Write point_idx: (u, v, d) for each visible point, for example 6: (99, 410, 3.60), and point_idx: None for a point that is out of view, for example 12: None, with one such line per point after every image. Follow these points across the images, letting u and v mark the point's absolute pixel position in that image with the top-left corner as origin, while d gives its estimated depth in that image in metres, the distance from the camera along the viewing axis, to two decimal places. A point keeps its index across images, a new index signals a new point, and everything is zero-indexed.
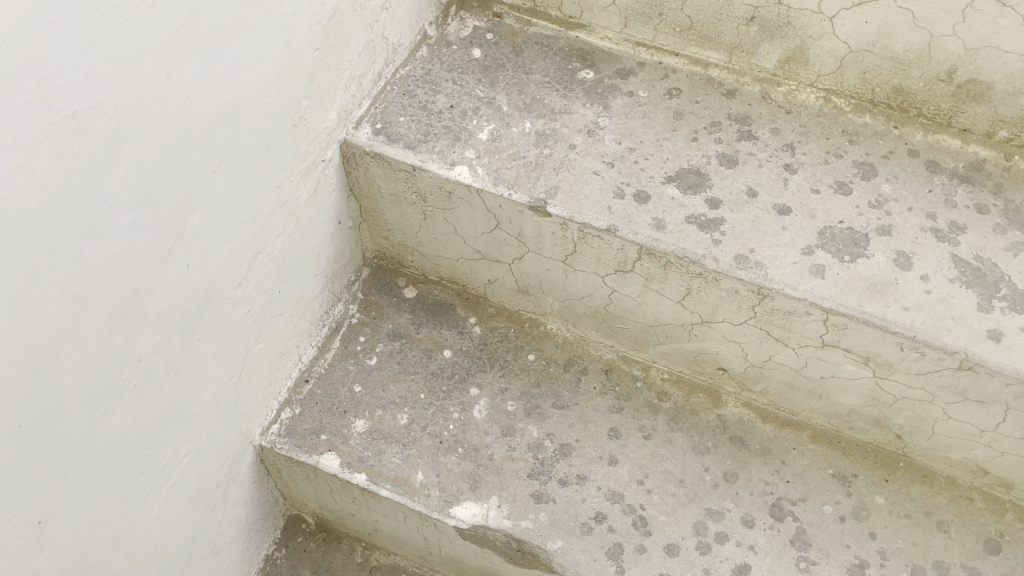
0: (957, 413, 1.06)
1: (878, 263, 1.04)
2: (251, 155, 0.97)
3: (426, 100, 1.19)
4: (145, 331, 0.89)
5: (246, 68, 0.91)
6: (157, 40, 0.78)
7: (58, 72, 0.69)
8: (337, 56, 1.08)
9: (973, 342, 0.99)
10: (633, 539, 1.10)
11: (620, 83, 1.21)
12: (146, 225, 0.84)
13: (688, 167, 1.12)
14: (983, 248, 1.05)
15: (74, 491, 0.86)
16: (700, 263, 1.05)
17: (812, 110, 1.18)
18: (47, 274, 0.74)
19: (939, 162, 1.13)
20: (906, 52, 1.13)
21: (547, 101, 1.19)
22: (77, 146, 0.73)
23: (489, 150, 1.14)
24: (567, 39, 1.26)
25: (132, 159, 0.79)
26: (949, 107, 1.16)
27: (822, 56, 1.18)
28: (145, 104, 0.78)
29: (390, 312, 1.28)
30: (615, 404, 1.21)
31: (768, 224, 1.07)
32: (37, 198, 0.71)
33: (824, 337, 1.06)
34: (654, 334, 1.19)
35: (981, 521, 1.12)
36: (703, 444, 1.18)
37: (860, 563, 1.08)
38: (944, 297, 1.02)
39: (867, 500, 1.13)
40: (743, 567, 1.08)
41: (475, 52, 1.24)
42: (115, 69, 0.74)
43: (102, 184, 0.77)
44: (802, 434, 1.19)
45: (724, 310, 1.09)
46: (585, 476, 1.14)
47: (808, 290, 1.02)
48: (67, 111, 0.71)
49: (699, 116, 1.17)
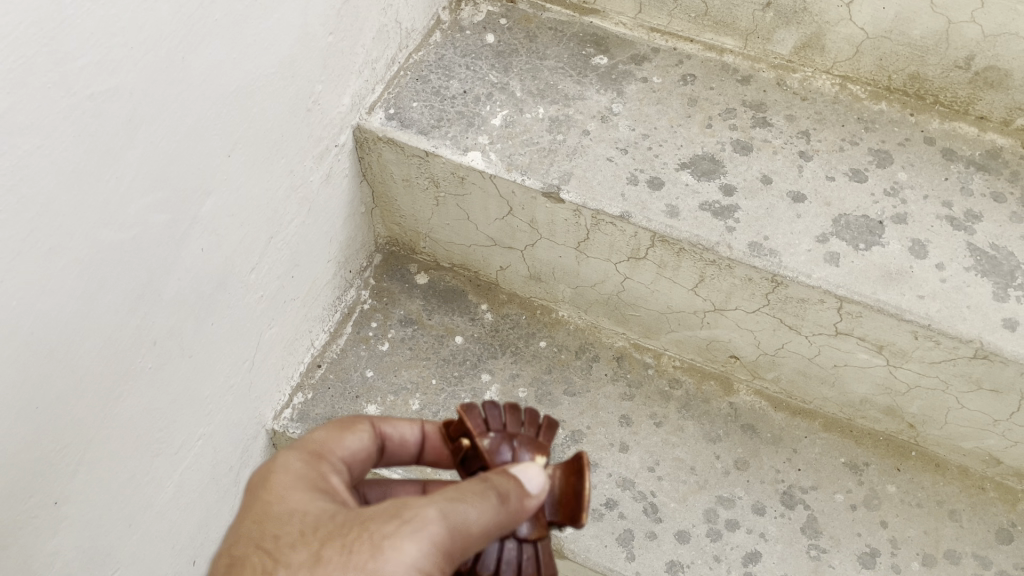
0: (971, 402, 1.06)
1: (893, 251, 1.03)
2: (265, 139, 0.97)
3: (439, 86, 1.19)
4: (161, 314, 0.89)
5: (261, 52, 0.91)
6: (173, 23, 0.78)
7: (76, 54, 0.69)
8: (350, 41, 1.07)
9: (988, 331, 0.98)
10: (644, 526, 1.10)
11: (634, 69, 1.21)
12: (162, 208, 0.85)
13: (702, 154, 1.12)
14: (998, 237, 1.04)
15: (90, 473, 0.86)
16: (713, 250, 1.04)
17: (828, 98, 1.18)
18: (64, 256, 0.75)
19: (955, 150, 1.12)
20: (924, 39, 1.12)
21: (560, 88, 1.18)
22: (94, 128, 0.73)
23: (502, 136, 1.13)
24: (581, 25, 1.26)
25: (148, 141, 0.79)
26: (966, 94, 1.15)
27: (839, 43, 1.17)
28: (161, 87, 0.79)
29: (402, 298, 1.29)
30: (626, 391, 1.21)
31: (782, 212, 1.07)
32: (55, 179, 0.71)
33: (838, 325, 1.05)
34: (666, 321, 1.19)
35: (993, 511, 1.11)
36: (715, 432, 1.17)
37: (871, 551, 1.08)
38: (959, 286, 1.01)
39: (878, 489, 1.13)
40: (754, 555, 1.08)
41: (488, 38, 1.24)
42: (132, 51, 0.74)
43: (118, 166, 0.77)
44: (814, 423, 1.19)
45: (737, 298, 1.09)
46: (596, 463, 1.15)
47: (823, 278, 1.02)
48: (84, 92, 0.71)
49: (714, 103, 1.17)
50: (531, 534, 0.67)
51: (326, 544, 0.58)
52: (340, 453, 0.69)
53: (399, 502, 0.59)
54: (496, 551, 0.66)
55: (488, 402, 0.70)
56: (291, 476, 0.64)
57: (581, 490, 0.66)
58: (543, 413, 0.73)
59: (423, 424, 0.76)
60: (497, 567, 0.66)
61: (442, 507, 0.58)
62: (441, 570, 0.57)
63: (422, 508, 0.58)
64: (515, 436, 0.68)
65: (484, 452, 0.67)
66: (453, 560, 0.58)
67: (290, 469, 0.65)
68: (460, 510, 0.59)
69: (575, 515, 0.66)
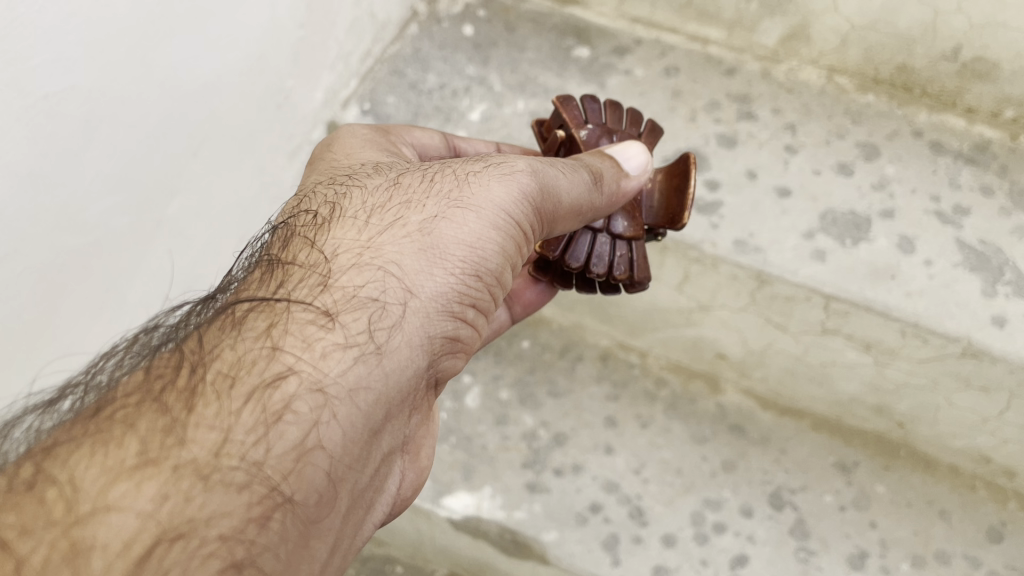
0: (961, 401, 1.04)
1: (880, 248, 1.01)
2: (234, 138, 0.94)
3: (415, 79, 1.15)
4: (126, 319, 0.88)
5: (228, 47, 0.87)
6: (136, 19, 0.74)
7: (31, 51, 0.66)
8: (322, 35, 1.04)
9: (977, 328, 0.95)
10: (630, 530, 1.08)
11: (616, 61, 1.18)
12: (127, 210, 0.81)
13: (686, 148, 1.09)
14: (987, 232, 1.02)
15: None
16: (698, 247, 1.01)
17: (814, 90, 1.15)
18: (20, 262, 0.71)
19: (944, 143, 1.10)
20: (910, 30, 1.09)
21: (541, 81, 1.15)
22: (49, 130, 0.70)
23: (481, 132, 1.11)
24: (561, 15, 1.22)
25: (109, 142, 0.76)
26: (954, 85, 1.12)
27: (825, 33, 1.14)
28: (121, 86, 0.75)
29: None
30: (611, 392, 1.18)
31: (768, 207, 1.04)
32: (8, 184, 0.68)
33: (825, 323, 1.02)
34: (651, 320, 1.16)
35: (984, 510, 1.09)
36: (702, 432, 1.15)
37: (860, 552, 1.07)
38: (947, 282, 0.98)
39: (868, 490, 1.10)
40: (742, 558, 1.07)
41: (466, 29, 1.20)
42: (89, 49, 0.71)
43: (76, 169, 0.74)
44: (802, 422, 1.16)
45: (723, 295, 1.06)
46: (580, 466, 1.12)
47: (809, 276, 0.99)
48: (39, 93, 0.68)
49: (698, 96, 1.14)
50: (625, 231, 0.86)
51: (402, 175, 0.72)
52: (410, 138, 0.88)
53: (485, 157, 0.74)
54: (589, 243, 0.85)
55: (592, 101, 0.89)
56: (357, 138, 0.82)
57: (679, 186, 0.87)
58: (644, 120, 0.91)
59: (499, 146, 0.96)
60: (588, 258, 0.85)
61: (524, 167, 0.72)
62: (527, 216, 0.71)
63: (507, 163, 0.72)
64: (614, 133, 0.88)
65: (582, 138, 0.86)
66: (544, 212, 0.72)
67: (356, 133, 0.83)
68: (539, 167, 0.72)
69: (671, 212, 0.86)
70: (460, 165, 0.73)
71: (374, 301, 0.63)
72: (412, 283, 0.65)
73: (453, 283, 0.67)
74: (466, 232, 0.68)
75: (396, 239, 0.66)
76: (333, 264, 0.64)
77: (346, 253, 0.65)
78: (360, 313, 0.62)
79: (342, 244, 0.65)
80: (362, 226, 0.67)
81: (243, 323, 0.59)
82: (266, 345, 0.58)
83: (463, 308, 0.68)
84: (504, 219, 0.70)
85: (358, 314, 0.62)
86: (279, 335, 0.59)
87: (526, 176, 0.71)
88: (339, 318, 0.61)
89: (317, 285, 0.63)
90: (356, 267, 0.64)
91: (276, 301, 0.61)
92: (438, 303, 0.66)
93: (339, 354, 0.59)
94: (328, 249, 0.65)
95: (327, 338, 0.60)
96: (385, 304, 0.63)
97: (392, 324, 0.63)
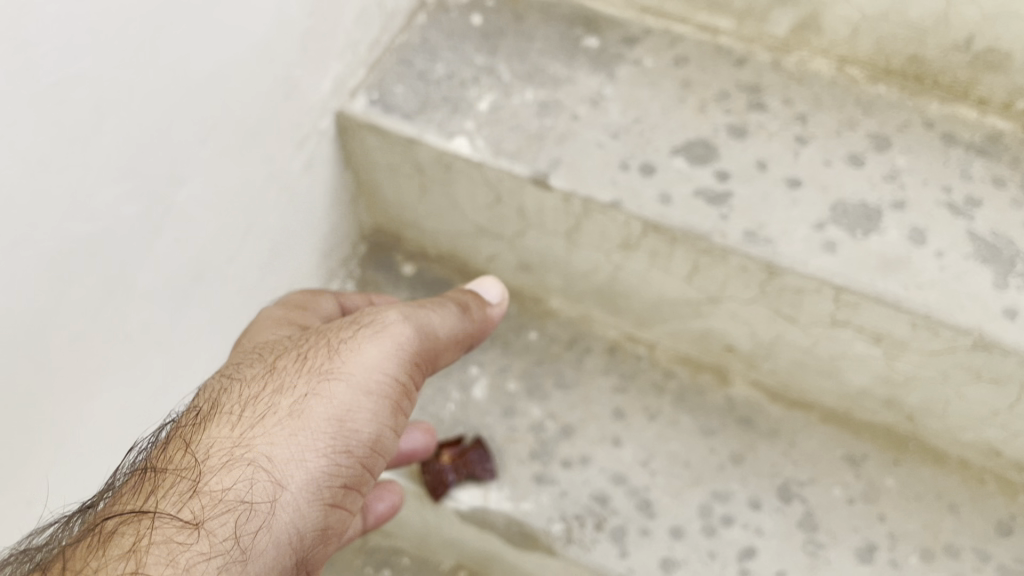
0: (971, 394, 1.03)
1: (892, 239, 1.00)
2: (241, 127, 0.93)
3: (423, 69, 1.15)
4: (133, 308, 0.87)
5: (235, 35, 0.87)
6: (145, 7, 0.74)
7: (41, 39, 0.65)
8: (330, 24, 1.03)
9: (988, 320, 0.95)
10: (637, 522, 1.07)
11: (625, 51, 1.17)
12: (134, 200, 0.81)
13: (696, 139, 1.08)
14: (999, 223, 1.01)
15: (63, 467, 0.85)
16: (707, 238, 1.01)
17: (824, 81, 1.15)
18: (30, 250, 0.71)
19: (955, 135, 1.10)
20: (921, 19, 1.08)
21: (550, 71, 1.15)
22: (57, 117, 0.69)
23: (489, 121, 1.10)
24: (570, 6, 1.21)
25: (116, 130, 0.76)
26: (966, 76, 1.11)
27: (836, 24, 1.13)
28: (129, 73, 0.75)
29: (387, 289, 1.26)
30: (619, 383, 1.18)
31: (779, 198, 1.03)
32: (18, 172, 0.67)
33: (835, 314, 1.02)
34: (660, 312, 1.16)
35: (994, 504, 1.08)
36: (710, 425, 1.15)
37: (868, 546, 1.06)
38: (958, 273, 0.98)
39: (877, 482, 1.10)
40: (750, 550, 1.06)
41: (475, 20, 1.20)
42: (98, 36, 0.70)
43: (85, 157, 0.73)
44: (811, 415, 1.16)
45: (732, 286, 1.06)
46: (587, 457, 1.12)
47: (820, 266, 0.98)
48: (49, 81, 0.67)
49: (708, 86, 1.13)
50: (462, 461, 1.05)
51: (264, 379, 0.78)
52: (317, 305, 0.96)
53: (353, 321, 0.83)
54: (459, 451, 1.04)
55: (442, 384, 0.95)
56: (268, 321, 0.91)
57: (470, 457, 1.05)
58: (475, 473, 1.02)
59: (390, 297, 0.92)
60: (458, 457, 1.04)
61: (370, 336, 0.81)
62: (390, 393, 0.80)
63: (376, 321, 0.83)
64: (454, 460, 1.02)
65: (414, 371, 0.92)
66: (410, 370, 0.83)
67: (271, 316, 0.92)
68: (387, 326, 0.82)
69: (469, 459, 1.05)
70: (322, 346, 0.81)
71: (241, 504, 0.70)
72: (282, 475, 0.73)
73: (329, 457, 0.76)
74: (337, 408, 0.77)
75: (265, 438, 0.74)
76: (207, 467, 0.71)
77: (215, 455, 0.72)
78: (227, 516, 0.69)
79: (213, 447, 0.72)
80: (234, 428, 0.74)
81: (109, 543, 0.64)
82: (132, 561, 0.64)
83: (347, 484, 0.78)
84: (375, 395, 0.79)
85: (224, 518, 0.69)
86: (142, 554, 0.64)
87: (390, 338, 0.82)
88: (206, 524, 0.68)
89: (188, 491, 0.70)
90: (225, 468, 0.71)
91: (144, 513, 0.67)
92: (311, 486, 0.74)
93: (206, 561, 0.67)
94: (200, 453, 0.72)
95: (190, 549, 0.67)
96: (255, 503, 0.71)
97: (259, 526, 0.71)
